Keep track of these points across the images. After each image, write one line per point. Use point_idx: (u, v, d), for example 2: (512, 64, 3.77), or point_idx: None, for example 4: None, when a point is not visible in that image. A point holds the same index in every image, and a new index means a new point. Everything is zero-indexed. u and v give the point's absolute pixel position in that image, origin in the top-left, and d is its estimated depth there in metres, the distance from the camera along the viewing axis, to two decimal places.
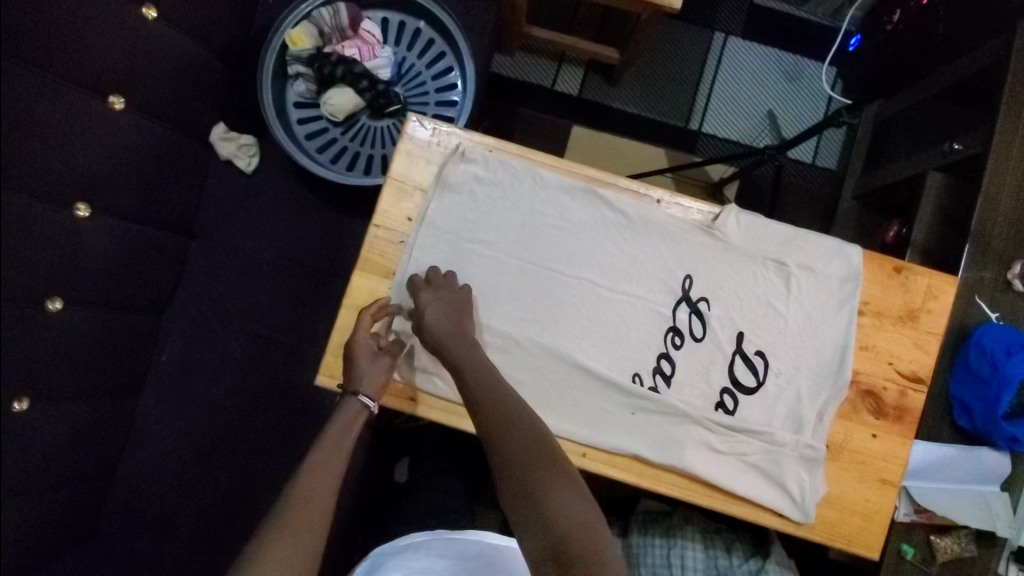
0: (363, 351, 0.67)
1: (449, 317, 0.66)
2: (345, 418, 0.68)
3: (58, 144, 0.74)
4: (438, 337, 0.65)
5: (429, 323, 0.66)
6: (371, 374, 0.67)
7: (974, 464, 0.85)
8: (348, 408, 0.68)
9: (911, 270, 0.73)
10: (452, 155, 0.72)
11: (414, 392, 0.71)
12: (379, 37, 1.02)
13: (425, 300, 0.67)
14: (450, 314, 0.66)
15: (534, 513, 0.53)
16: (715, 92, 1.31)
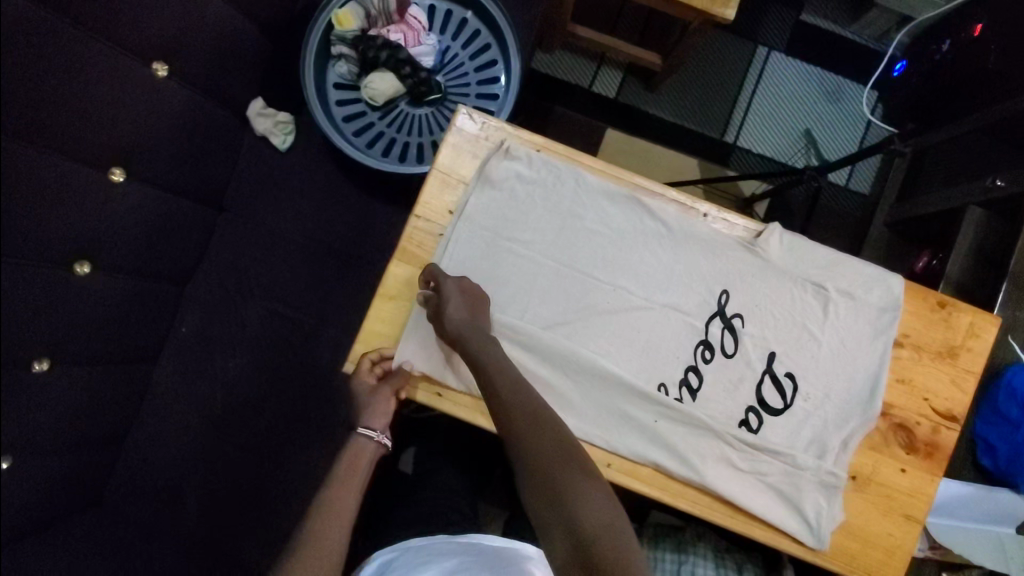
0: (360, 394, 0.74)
1: (467, 309, 0.65)
2: (361, 454, 0.76)
3: (94, 108, 0.76)
4: (459, 330, 0.64)
5: (452, 315, 0.64)
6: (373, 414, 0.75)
7: (997, 507, 0.84)
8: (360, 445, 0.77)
9: (955, 306, 0.71)
10: (496, 150, 0.71)
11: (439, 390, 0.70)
12: (424, 24, 1.01)
13: (444, 293, 0.65)
14: (466, 307, 0.65)
15: (560, 515, 0.52)
16: (753, 106, 1.32)
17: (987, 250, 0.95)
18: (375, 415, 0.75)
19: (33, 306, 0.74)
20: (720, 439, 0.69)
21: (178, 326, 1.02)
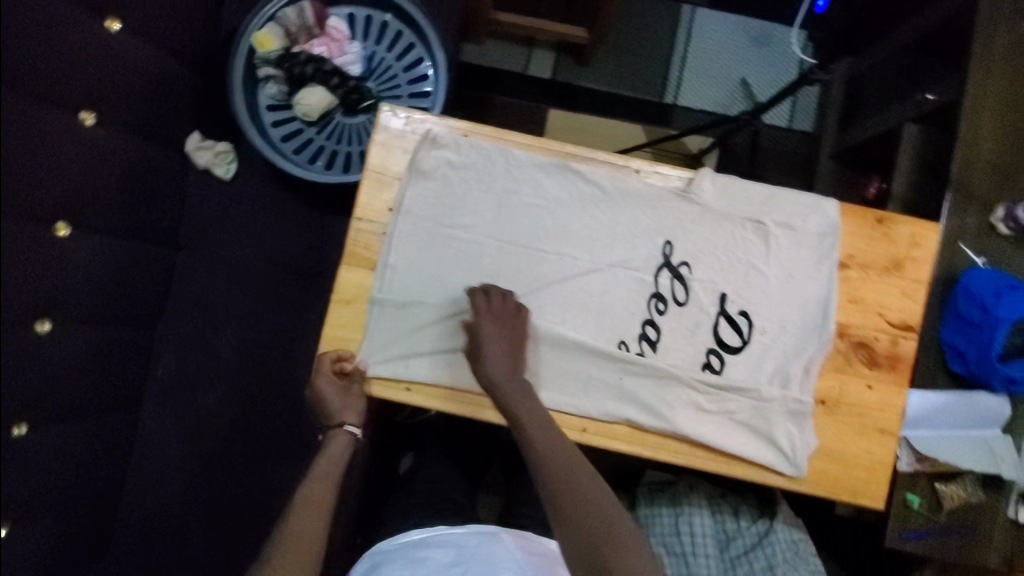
0: (330, 390, 0.69)
1: (504, 351, 0.67)
2: (333, 452, 0.70)
3: (43, 159, 0.75)
4: (498, 381, 0.66)
5: (493, 364, 0.66)
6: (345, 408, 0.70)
7: (976, 409, 0.85)
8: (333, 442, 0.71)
9: (892, 219, 0.72)
10: (422, 141, 0.71)
11: (408, 385, 0.71)
12: (346, 33, 1.02)
13: (484, 338, 0.66)
14: (498, 346, 0.67)
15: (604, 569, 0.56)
16: (688, 64, 1.34)
17: (929, 164, 0.97)
18: (349, 408, 0.70)
19: (10, 370, 0.73)
20: (686, 385, 0.70)
21: (155, 369, 1.01)
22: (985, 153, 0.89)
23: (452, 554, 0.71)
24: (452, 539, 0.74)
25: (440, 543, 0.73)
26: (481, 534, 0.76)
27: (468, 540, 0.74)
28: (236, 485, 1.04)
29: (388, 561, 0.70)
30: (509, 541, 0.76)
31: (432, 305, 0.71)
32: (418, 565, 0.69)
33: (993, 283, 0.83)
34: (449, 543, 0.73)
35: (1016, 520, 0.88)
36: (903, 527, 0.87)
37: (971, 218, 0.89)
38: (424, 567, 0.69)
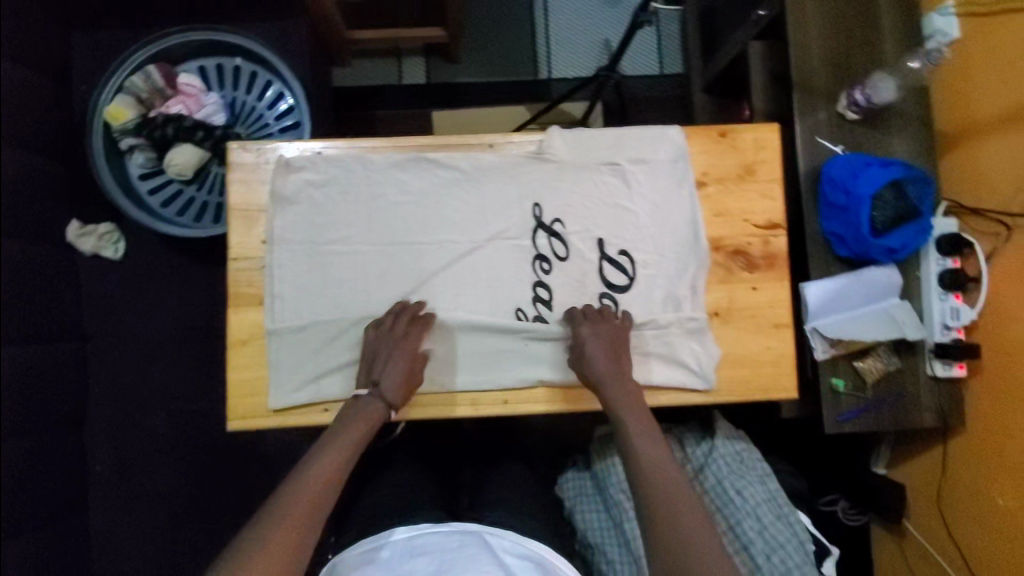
0: (398, 359, 0.68)
1: (610, 353, 0.69)
2: (365, 418, 0.65)
3: None
4: (598, 373, 0.68)
5: (591, 356, 0.68)
6: (392, 381, 0.67)
7: (868, 285, 0.91)
8: (367, 408, 0.66)
9: (734, 130, 0.77)
10: (277, 168, 0.72)
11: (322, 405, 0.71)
12: (200, 86, 1.01)
13: (585, 336, 0.69)
14: (609, 350, 0.69)
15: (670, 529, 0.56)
16: (551, 37, 1.38)
17: (779, 72, 1.03)
18: (393, 381, 0.67)
19: None
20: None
21: (93, 466, 1.01)
22: (817, 50, 0.95)
23: (436, 562, 0.65)
24: (436, 543, 0.67)
25: (423, 550, 0.67)
26: (467, 534, 0.69)
27: (454, 542, 0.67)
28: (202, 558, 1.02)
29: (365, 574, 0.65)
30: (504, 542, 0.69)
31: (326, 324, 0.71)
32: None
33: (850, 166, 0.89)
34: (433, 549, 0.67)
35: (935, 375, 0.93)
36: (837, 412, 0.92)
37: (822, 113, 0.94)
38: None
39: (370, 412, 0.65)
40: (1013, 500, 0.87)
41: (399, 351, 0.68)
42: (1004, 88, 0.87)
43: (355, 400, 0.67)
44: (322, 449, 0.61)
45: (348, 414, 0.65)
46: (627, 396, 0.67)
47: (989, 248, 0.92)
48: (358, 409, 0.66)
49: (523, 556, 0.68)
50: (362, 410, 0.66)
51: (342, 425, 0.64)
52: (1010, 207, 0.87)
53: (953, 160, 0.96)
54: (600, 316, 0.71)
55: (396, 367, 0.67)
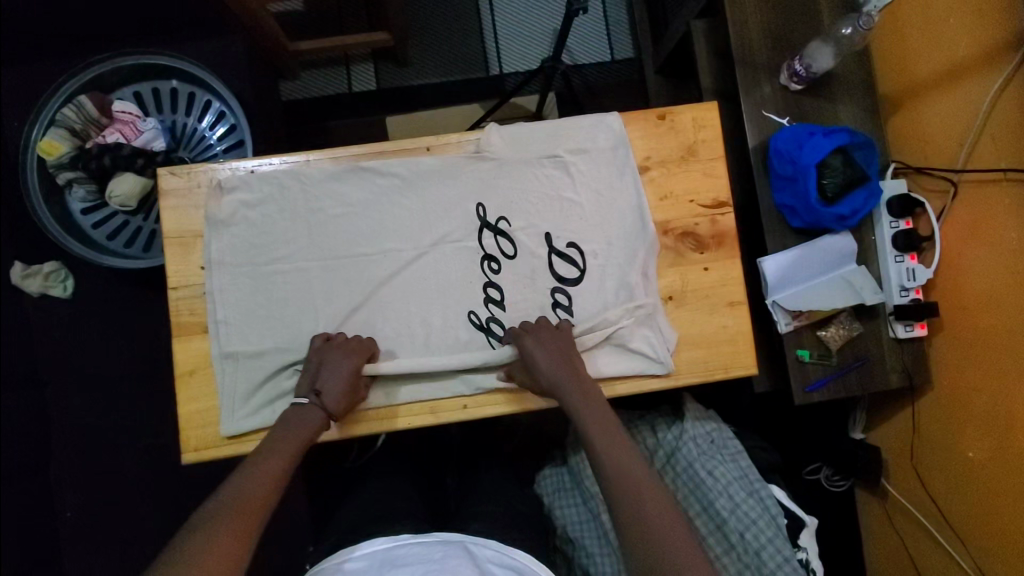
0: (341, 362, 0.68)
1: (560, 361, 0.68)
2: (303, 428, 0.65)
3: None
4: (550, 379, 0.67)
5: (540, 365, 0.68)
6: (336, 386, 0.67)
7: (824, 254, 0.92)
8: (308, 417, 0.66)
9: (673, 112, 0.77)
10: (214, 192, 0.73)
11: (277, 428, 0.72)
12: (136, 112, 0.97)
13: (531, 347, 0.69)
14: (560, 358, 0.68)
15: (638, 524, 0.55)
16: (501, 31, 1.33)
17: (722, 48, 1.02)
18: (337, 387, 0.67)
19: None
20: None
21: (64, 511, 1.02)
22: (755, 26, 0.94)
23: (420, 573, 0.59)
24: (417, 554, 0.62)
25: (405, 562, 0.61)
26: (449, 544, 0.64)
27: (438, 552, 0.62)
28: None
29: None
30: (488, 552, 0.64)
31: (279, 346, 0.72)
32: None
33: (795, 137, 0.89)
34: (415, 560, 0.61)
35: (898, 337, 0.94)
36: (805, 383, 0.92)
37: (765, 86, 0.94)
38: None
39: (308, 423, 0.65)
40: (984, 452, 0.88)
41: (345, 360, 0.68)
42: (941, 48, 0.87)
43: (291, 407, 0.67)
44: (261, 454, 0.61)
45: (285, 423, 0.65)
46: (585, 396, 0.66)
47: (940, 206, 0.93)
48: (297, 417, 0.66)
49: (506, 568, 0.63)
50: (302, 419, 0.66)
51: (281, 433, 0.64)
52: (957, 166, 0.88)
53: (900, 123, 0.97)
54: (542, 324, 0.71)
55: (341, 378, 0.67)
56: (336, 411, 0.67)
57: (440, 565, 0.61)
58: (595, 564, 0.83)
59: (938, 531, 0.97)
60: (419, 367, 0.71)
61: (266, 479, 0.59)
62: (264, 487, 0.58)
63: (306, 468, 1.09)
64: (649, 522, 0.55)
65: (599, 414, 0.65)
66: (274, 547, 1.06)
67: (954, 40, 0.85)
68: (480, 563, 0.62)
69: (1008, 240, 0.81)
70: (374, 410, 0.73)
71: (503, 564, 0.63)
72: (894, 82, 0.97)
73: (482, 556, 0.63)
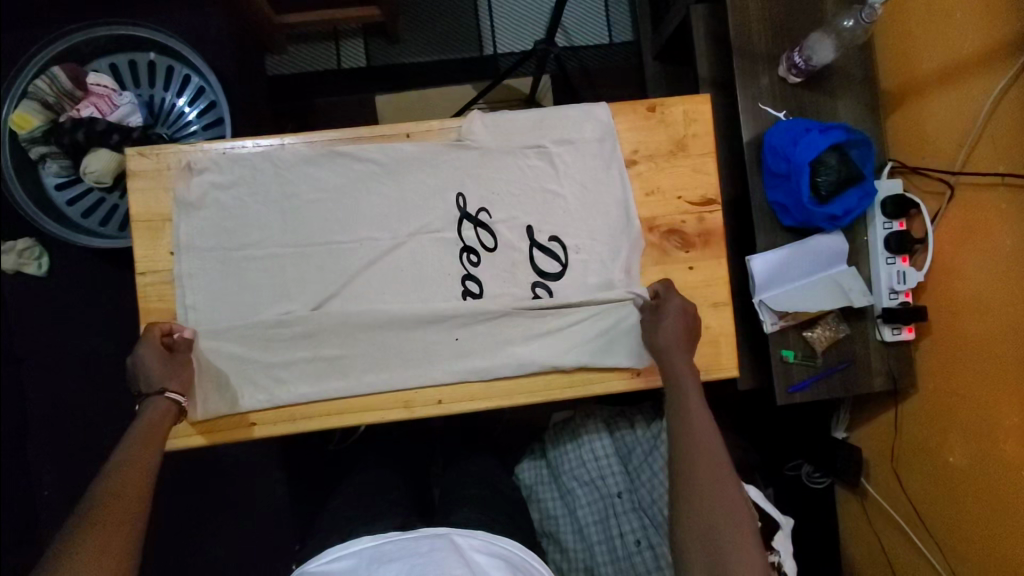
0: (159, 356, 0.65)
1: (683, 336, 0.67)
2: (151, 422, 0.62)
3: None
4: (669, 344, 0.67)
5: (665, 329, 0.68)
6: (167, 375, 0.65)
7: (814, 253, 0.90)
8: (151, 412, 0.63)
9: (664, 104, 0.75)
10: (183, 173, 0.71)
11: (245, 415, 0.71)
12: (111, 85, 0.94)
13: (666, 309, 0.69)
14: (684, 333, 0.67)
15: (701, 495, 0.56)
16: (496, 9, 1.28)
17: (720, 36, 0.98)
18: (168, 375, 0.65)
19: None
20: (519, 317, 0.72)
21: (40, 490, 1.02)
22: (756, 14, 0.91)
23: (407, 567, 0.57)
24: (404, 549, 0.60)
25: (392, 558, 0.59)
26: (436, 537, 0.61)
27: (425, 547, 0.59)
28: (170, 561, 1.05)
29: None
30: (475, 542, 0.62)
31: (249, 330, 0.71)
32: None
33: (790, 132, 0.86)
34: (402, 554, 0.59)
35: (885, 340, 0.92)
36: (788, 382, 0.91)
37: (763, 79, 0.91)
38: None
39: (158, 414, 0.63)
40: (962, 457, 0.88)
41: (147, 350, 0.65)
42: (945, 44, 0.84)
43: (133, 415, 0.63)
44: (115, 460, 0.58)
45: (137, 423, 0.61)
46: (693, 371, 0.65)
47: (935, 208, 0.91)
48: (141, 417, 0.62)
49: (491, 555, 0.61)
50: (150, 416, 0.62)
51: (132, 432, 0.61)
52: (954, 168, 0.86)
53: (900, 120, 0.95)
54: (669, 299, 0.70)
55: (156, 365, 0.65)
56: (180, 387, 0.65)
57: (426, 558, 0.58)
58: (568, 559, 0.83)
59: (915, 533, 0.97)
60: (341, 321, 0.71)
61: (134, 471, 0.57)
62: (136, 482, 0.56)
63: (285, 454, 1.08)
64: (717, 505, 0.56)
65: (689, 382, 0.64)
66: (252, 531, 1.06)
67: (960, 37, 0.82)
68: (466, 556, 0.60)
69: (998, 248, 0.80)
70: (348, 401, 0.71)
71: (490, 553, 0.61)
72: (897, 76, 0.94)
73: (472, 550, 0.61)
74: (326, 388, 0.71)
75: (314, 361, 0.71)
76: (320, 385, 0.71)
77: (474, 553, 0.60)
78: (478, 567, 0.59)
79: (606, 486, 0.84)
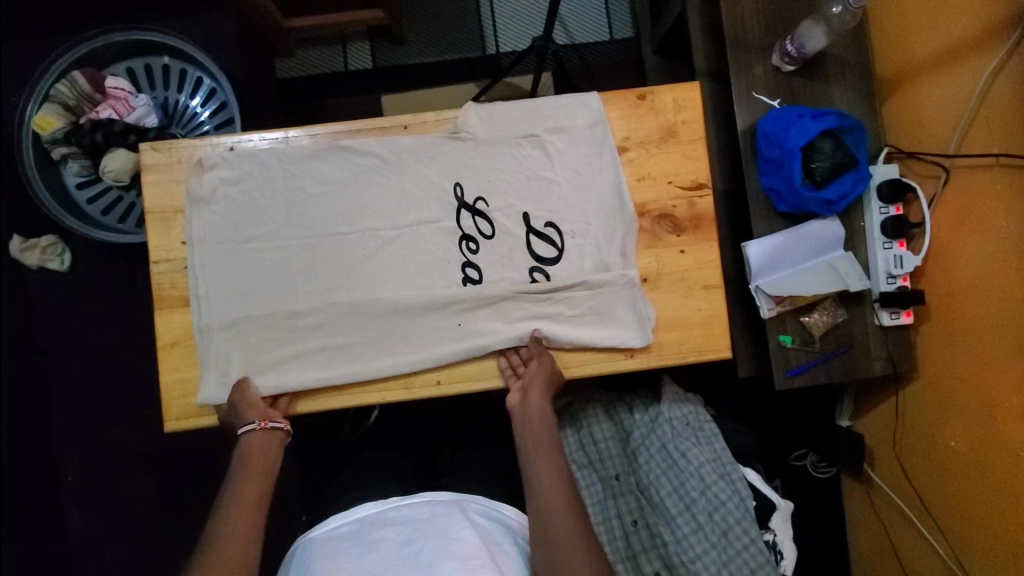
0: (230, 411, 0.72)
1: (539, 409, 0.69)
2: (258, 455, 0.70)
3: None
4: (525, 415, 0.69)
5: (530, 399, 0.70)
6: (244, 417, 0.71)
7: (809, 239, 0.91)
8: (251, 446, 0.70)
9: (654, 93, 0.78)
10: (195, 170, 0.75)
11: (285, 397, 0.74)
12: (129, 88, 0.99)
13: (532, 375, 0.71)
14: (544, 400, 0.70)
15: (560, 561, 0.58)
16: (497, 9, 1.31)
17: (715, 27, 1.00)
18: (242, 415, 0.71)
19: None
20: (517, 302, 0.75)
21: (64, 476, 1.07)
22: (748, 5, 0.92)
23: (410, 531, 0.59)
24: (407, 515, 0.62)
25: (395, 523, 0.61)
26: (437, 502, 0.63)
27: (427, 513, 0.61)
28: None
29: (341, 542, 0.60)
30: (475, 506, 0.64)
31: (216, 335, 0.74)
32: (367, 552, 0.58)
33: (782, 120, 0.87)
34: (406, 520, 0.61)
35: (883, 325, 0.92)
36: (786, 368, 0.92)
37: (757, 68, 0.92)
38: (374, 553, 0.58)
39: (257, 446, 0.70)
40: (964, 441, 0.88)
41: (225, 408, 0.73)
42: (938, 28, 0.85)
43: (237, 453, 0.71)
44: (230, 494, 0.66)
45: (239, 457, 0.70)
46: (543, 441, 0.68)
47: (931, 192, 0.91)
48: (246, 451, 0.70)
49: (492, 519, 0.64)
50: (245, 447, 0.70)
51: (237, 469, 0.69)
52: (948, 151, 0.86)
53: (895, 105, 0.95)
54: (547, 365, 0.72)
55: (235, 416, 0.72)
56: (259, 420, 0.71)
57: (428, 522, 0.60)
58: None
59: (920, 520, 0.97)
60: (350, 303, 0.74)
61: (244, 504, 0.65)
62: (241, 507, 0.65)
63: (294, 442, 1.11)
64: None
65: (547, 439, 0.68)
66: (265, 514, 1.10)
67: (952, 19, 0.83)
68: (468, 516, 0.62)
69: (997, 229, 0.80)
70: (353, 382, 0.74)
71: (488, 516, 0.64)
72: (891, 62, 0.94)
73: (473, 513, 0.63)
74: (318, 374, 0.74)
75: (318, 345, 0.74)
76: (326, 368, 0.74)
77: (474, 514, 0.63)
78: (481, 528, 0.62)
79: (603, 469, 0.85)
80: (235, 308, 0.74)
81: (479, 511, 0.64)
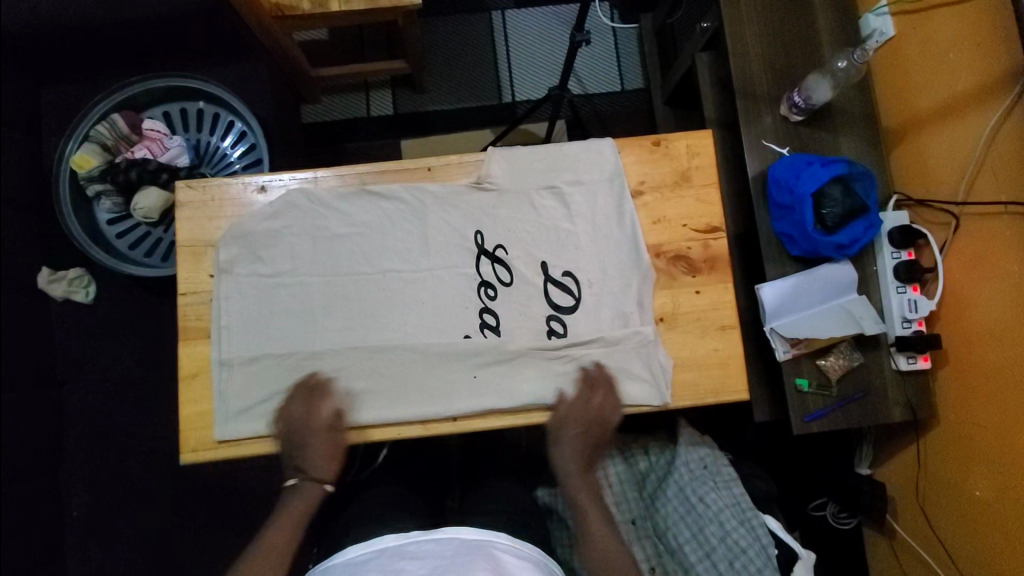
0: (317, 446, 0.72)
1: (586, 447, 0.73)
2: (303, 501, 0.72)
3: None
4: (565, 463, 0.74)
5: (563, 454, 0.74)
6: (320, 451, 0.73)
7: (823, 282, 0.91)
8: (304, 491, 0.73)
9: (668, 139, 0.81)
10: (226, 238, 0.77)
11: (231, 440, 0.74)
12: (164, 130, 1.04)
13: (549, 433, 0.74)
14: (582, 445, 0.74)
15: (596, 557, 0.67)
16: (513, 61, 1.37)
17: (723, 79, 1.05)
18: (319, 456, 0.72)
19: None
20: (535, 357, 0.76)
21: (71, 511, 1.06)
22: (756, 58, 0.96)
23: (431, 565, 0.59)
24: (430, 550, 0.61)
25: (418, 556, 0.60)
26: (463, 541, 0.62)
27: (451, 549, 0.61)
28: None
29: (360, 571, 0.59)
30: (504, 545, 0.64)
31: (241, 372, 0.75)
32: None
33: (793, 167, 0.90)
34: (429, 555, 0.60)
35: (900, 369, 0.92)
36: (805, 411, 0.91)
37: (766, 118, 0.96)
38: None
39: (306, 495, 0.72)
40: (989, 491, 0.85)
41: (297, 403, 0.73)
42: (942, 83, 0.89)
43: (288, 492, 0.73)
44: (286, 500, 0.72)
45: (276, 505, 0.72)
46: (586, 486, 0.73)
47: (942, 238, 0.92)
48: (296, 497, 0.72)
49: (521, 561, 0.62)
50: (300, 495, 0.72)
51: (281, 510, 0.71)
52: (957, 199, 0.88)
53: (903, 155, 0.97)
54: (583, 403, 0.74)
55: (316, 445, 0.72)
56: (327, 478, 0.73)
57: (451, 561, 0.59)
58: None
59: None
60: (385, 344, 0.76)
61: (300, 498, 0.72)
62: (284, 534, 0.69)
63: None
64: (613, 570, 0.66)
65: (575, 470, 0.74)
66: None
67: (954, 74, 0.87)
68: (494, 556, 0.61)
69: (1011, 275, 0.81)
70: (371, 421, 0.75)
71: (518, 556, 0.63)
72: (897, 114, 0.98)
73: (499, 552, 0.62)
74: (369, 411, 0.74)
75: (336, 392, 0.74)
76: (340, 407, 0.74)
77: (504, 555, 0.62)
78: (508, 567, 0.60)
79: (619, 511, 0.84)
80: (257, 344, 0.76)
81: (509, 555, 0.63)
